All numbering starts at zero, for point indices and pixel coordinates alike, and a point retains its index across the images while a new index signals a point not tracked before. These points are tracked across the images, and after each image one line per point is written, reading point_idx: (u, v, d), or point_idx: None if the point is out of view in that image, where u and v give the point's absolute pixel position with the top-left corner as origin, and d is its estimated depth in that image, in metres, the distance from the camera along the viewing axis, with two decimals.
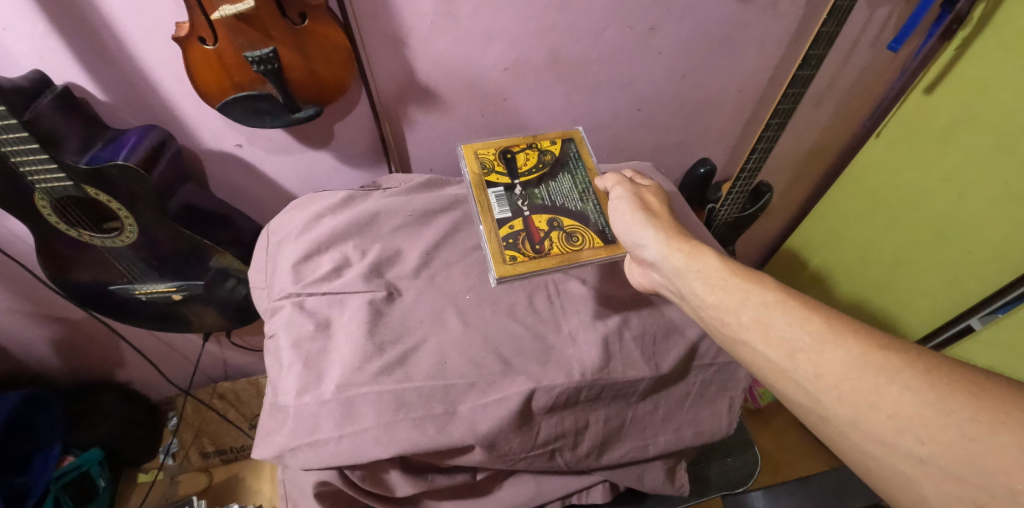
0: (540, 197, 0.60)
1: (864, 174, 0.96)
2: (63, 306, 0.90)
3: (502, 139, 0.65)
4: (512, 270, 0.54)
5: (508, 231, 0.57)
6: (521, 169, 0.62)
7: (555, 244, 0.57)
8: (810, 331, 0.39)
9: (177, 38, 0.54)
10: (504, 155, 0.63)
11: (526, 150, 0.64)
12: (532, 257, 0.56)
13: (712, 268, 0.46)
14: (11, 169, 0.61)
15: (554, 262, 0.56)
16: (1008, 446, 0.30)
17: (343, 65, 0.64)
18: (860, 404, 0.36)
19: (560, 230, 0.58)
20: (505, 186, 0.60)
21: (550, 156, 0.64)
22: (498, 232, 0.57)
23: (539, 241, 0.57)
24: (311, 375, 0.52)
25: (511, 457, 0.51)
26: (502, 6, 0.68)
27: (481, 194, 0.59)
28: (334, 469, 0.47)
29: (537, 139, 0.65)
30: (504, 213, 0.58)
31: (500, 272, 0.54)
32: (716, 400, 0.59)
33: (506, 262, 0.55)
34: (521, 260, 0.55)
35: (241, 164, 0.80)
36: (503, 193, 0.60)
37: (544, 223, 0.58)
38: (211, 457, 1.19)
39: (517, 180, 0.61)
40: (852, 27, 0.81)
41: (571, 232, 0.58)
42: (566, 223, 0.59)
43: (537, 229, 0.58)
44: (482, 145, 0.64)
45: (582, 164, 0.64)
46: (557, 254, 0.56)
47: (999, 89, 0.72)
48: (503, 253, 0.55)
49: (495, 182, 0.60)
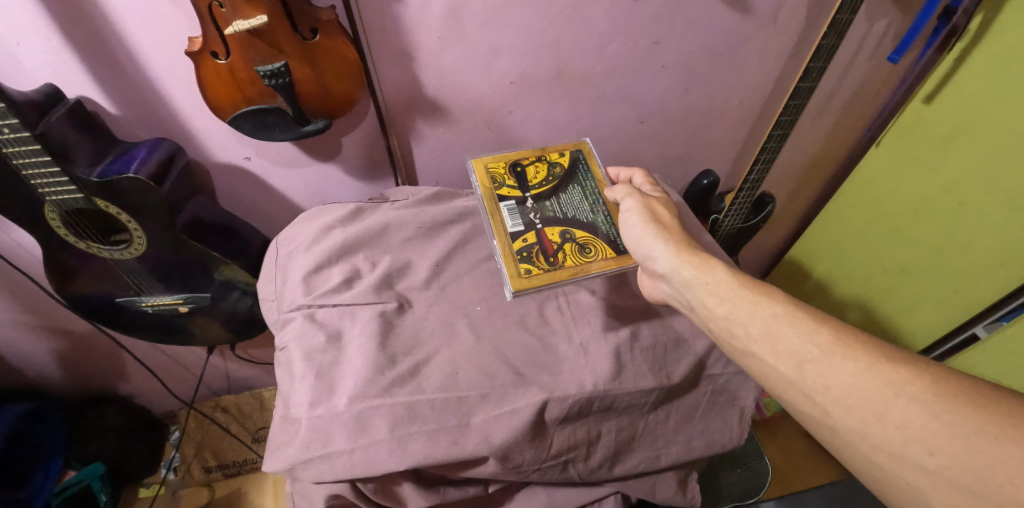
0: (552, 209, 0.61)
1: (867, 184, 0.97)
2: (67, 318, 0.90)
3: (512, 151, 0.65)
4: (527, 283, 0.55)
5: (522, 244, 0.57)
6: (531, 182, 0.63)
7: (568, 256, 0.57)
8: (817, 344, 0.40)
9: (190, 53, 0.56)
10: (514, 168, 0.64)
11: (536, 163, 0.65)
12: (546, 269, 0.56)
13: (722, 280, 0.47)
14: (22, 182, 0.61)
15: (567, 274, 0.56)
16: (1015, 457, 0.31)
17: (352, 79, 0.65)
18: (868, 416, 0.36)
19: (573, 242, 0.59)
20: (516, 200, 0.61)
21: (559, 168, 0.65)
22: (512, 246, 0.57)
23: (553, 253, 0.57)
24: (324, 387, 0.52)
25: (525, 468, 0.51)
26: (510, 21, 0.70)
27: (492, 207, 0.60)
28: (346, 481, 0.47)
29: (546, 152, 0.66)
30: (517, 226, 0.59)
31: (515, 286, 0.54)
32: (727, 410, 0.58)
33: (521, 274, 0.55)
34: (535, 272, 0.55)
35: (250, 178, 0.80)
36: (515, 207, 0.60)
37: (556, 235, 0.59)
38: (213, 472, 1.16)
39: (528, 193, 0.62)
40: (851, 40, 0.82)
41: (583, 244, 0.59)
42: (578, 234, 0.59)
43: (550, 241, 0.58)
44: (491, 159, 0.65)
45: (591, 174, 0.65)
46: (570, 266, 0.57)
47: (997, 98, 0.73)
48: (518, 265, 0.56)
49: (507, 196, 0.61)
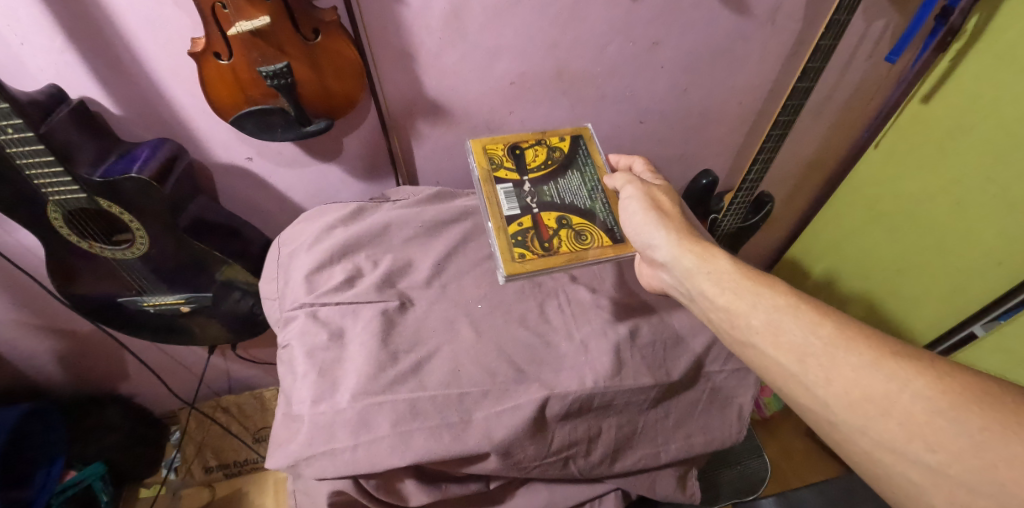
0: (549, 194, 0.61)
1: (866, 183, 0.98)
2: (69, 318, 0.90)
3: (512, 134, 0.65)
4: (521, 267, 0.55)
5: (517, 228, 0.58)
6: (530, 165, 0.63)
7: (563, 242, 0.58)
8: (821, 336, 0.41)
9: (193, 54, 0.56)
10: (513, 150, 0.64)
11: (536, 146, 0.65)
12: (540, 253, 0.57)
13: (724, 270, 0.48)
14: (25, 183, 0.61)
15: (561, 260, 0.57)
16: (1019, 455, 0.31)
17: (352, 81, 0.65)
18: (871, 411, 0.37)
19: (569, 229, 0.59)
20: (513, 183, 0.61)
21: (559, 153, 0.65)
22: (507, 229, 0.57)
23: (548, 239, 0.58)
24: (327, 384, 0.53)
25: (526, 465, 0.51)
26: (510, 21, 0.70)
27: (489, 189, 0.60)
28: (349, 478, 0.47)
29: (546, 135, 0.66)
30: (513, 210, 0.59)
31: (508, 270, 0.55)
32: (727, 406, 0.59)
33: (514, 259, 0.55)
34: (529, 257, 0.56)
35: (252, 178, 0.81)
36: (512, 190, 0.61)
37: (553, 220, 0.59)
38: (214, 472, 1.17)
39: (526, 177, 0.62)
40: (848, 41, 0.83)
41: (579, 231, 0.59)
42: (575, 221, 0.60)
43: (546, 226, 0.58)
44: (490, 140, 0.64)
45: (591, 161, 0.65)
46: (565, 252, 0.57)
47: (994, 98, 0.74)
48: (512, 249, 0.56)
49: (504, 178, 0.61)
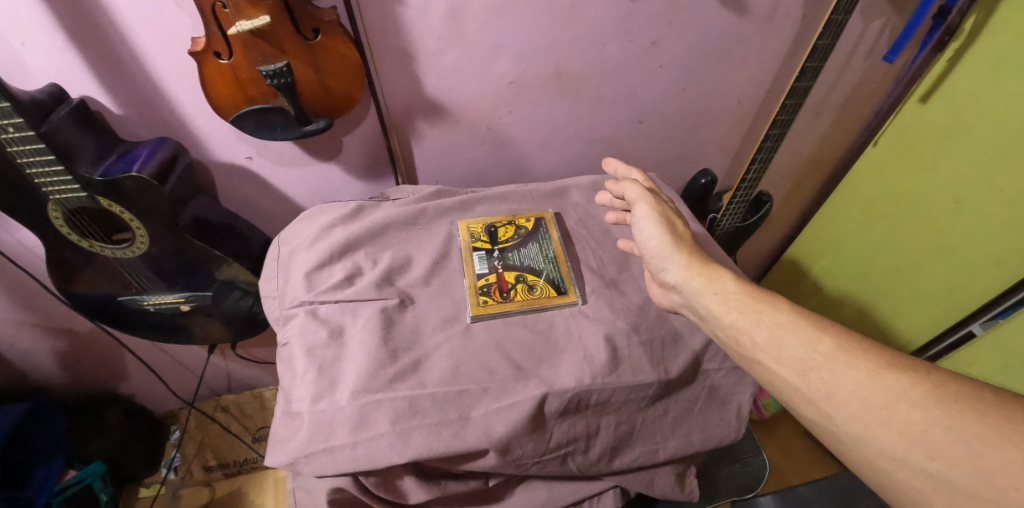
0: (512, 258, 0.67)
1: (865, 185, 0.98)
2: (69, 317, 0.90)
3: (488, 215, 0.72)
4: (484, 310, 0.60)
5: (484, 281, 0.63)
6: (501, 237, 0.69)
7: (519, 294, 0.62)
8: (821, 351, 0.41)
9: (193, 53, 0.56)
10: (489, 227, 0.70)
11: (506, 225, 0.71)
12: (501, 301, 0.61)
13: (729, 290, 0.48)
14: (26, 182, 0.62)
15: (516, 308, 0.61)
16: (1016, 461, 0.31)
17: (352, 79, 0.65)
18: (871, 421, 0.37)
19: (525, 284, 0.63)
20: (484, 250, 0.67)
21: (524, 229, 0.70)
22: (476, 284, 0.63)
23: (507, 290, 0.62)
24: (326, 381, 0.53)
25: (525, 461, 0.51)
26: (510, 20, 0.70)
27: (466, 255, 0.66)
28: (348, 475, 0.47)
29: (516, 217, 0.72)
30: (483, 268, 0.65)
31: (472, 311, 0.59)
32: (726, 404, 0.59)
33: (479, 302, 0.60)
34: (491, 303, 0.61)
35: (251, 178, 0.81)
36: (483, 254, 0.67)
37: (511, 277, 0.64)
38: (214, 471, 1.17)
39: (496, 246, 0.68)
40: (846, 41, 0.83)
41: (533, 285, 0.63)
42: (530, 277, 0.64)
43: (505, 282, 0.63)
44: (473, 220, 0.71)
45: (551, 234, 0.70)
46: (520, 301, 0.61)
47: (991, 97, 0.74)
48: (478, 296, 0.61)
49: (478, 246, 0.67)
